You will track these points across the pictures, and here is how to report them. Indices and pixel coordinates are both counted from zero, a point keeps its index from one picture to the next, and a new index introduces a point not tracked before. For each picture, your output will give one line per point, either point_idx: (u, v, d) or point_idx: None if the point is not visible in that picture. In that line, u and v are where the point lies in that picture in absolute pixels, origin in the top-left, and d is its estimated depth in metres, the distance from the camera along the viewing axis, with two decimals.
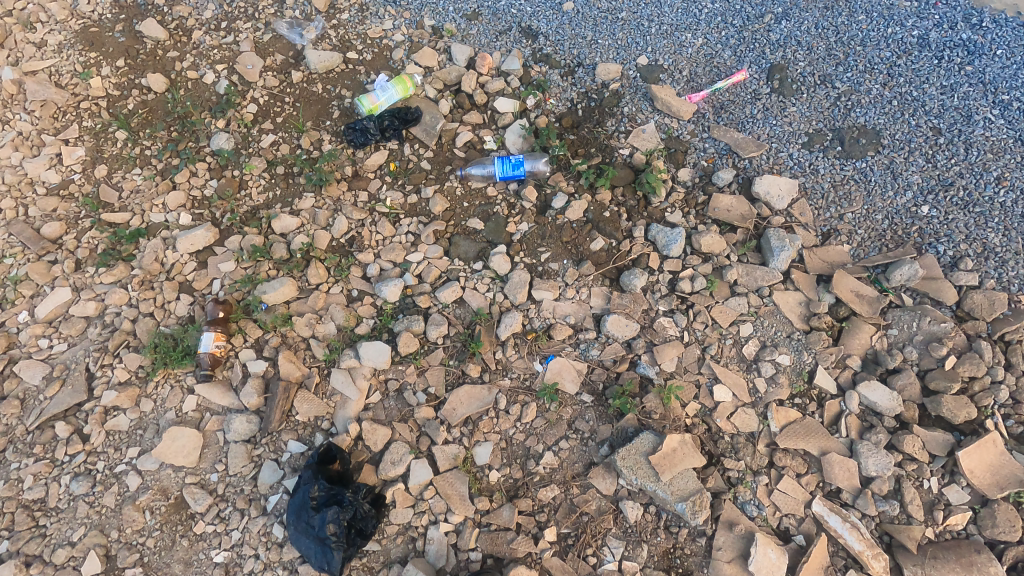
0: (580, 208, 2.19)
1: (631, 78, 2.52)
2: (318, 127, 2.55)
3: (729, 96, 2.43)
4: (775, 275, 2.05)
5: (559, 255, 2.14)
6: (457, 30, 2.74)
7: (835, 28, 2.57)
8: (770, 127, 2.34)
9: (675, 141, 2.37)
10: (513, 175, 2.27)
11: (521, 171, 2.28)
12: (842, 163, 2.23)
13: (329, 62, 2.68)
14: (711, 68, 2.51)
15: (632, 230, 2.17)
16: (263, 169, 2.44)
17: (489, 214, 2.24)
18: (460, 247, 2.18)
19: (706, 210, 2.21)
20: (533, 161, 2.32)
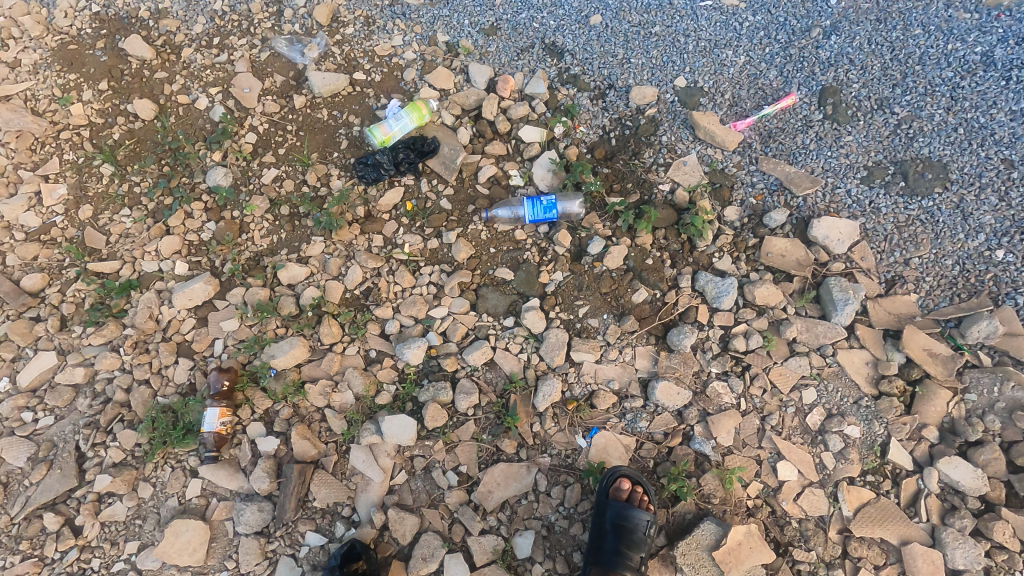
0: (619, 255, 1.99)
1: (669, 102, 2.30)
2: (324, 160, 2.32)
3: (778, 123, 2.22)
4: (838, 331, 1.86)
5: (598, 310, 1.94)
6: (474, 47, 2.50)
7: (890, 44, 2.35)
8: (825, 159, 2.13)
9: (720, 175, 2.16)
10: (544, 218, 2.06)
11: (553, 213, 2.06)
12: (906, 201, 2.04)
13: (334, 85, 2.44)
14: (756, 90, 2.30)
15: (678, 279, 1.97)
16: (265, 209, 2.22)
17: (518, 261, 2.03)
18: (488, 301, 1.98)
19: (757, 255, 2.01)
20: (566, 199, 2.09)
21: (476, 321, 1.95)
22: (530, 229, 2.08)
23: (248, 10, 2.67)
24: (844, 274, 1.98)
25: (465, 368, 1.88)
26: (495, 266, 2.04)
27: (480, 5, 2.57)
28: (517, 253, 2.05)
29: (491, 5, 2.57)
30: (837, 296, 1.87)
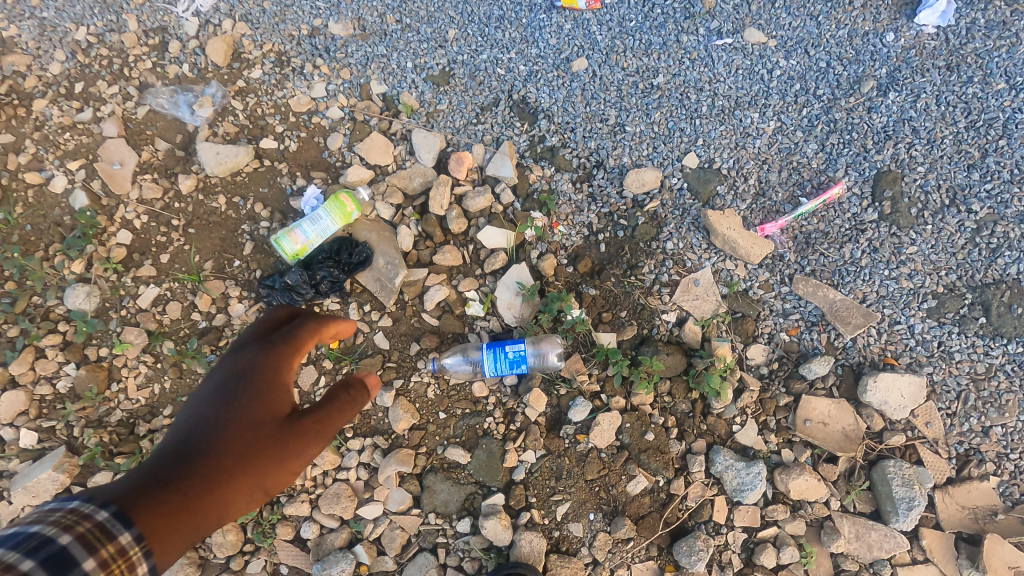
0: (611, 428, 1.51)
1: (676, 190, 1.73)
2: (221, 271, 1.75)
3: (819, 226, 1.67)
4: (898, 541, 1.44)
5: (582, 507, 1.48)
6: (419, 104, 1.88)
7: (967, 104, 1.75)
8: (881, 281, 1.60)
9: (742, 300, 1.64)
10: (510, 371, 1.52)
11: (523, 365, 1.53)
12: (986, 345, 1.55)
13: (233, 163, 1.83)
14: (789, 173, 1.73)
15: (688, 462, 1.50)
16: (141, 347, 1.69)
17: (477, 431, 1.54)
18: (437, 495, 1.50)
19: (791, 422, 1.53)
20: (541, 344, 1.56)
21: (421, 523, 1.50)
22: (493, 383, 1.56)
23: (120, 41, 1.92)
24: (903, 448, 1.51)
25: None
26: (445, 435, 1.54)
27: (426, 40, 1.90)
28: (473, 417, 1.54)
29: (441, 40, 1.90)
30: (900, 496, 1.43)
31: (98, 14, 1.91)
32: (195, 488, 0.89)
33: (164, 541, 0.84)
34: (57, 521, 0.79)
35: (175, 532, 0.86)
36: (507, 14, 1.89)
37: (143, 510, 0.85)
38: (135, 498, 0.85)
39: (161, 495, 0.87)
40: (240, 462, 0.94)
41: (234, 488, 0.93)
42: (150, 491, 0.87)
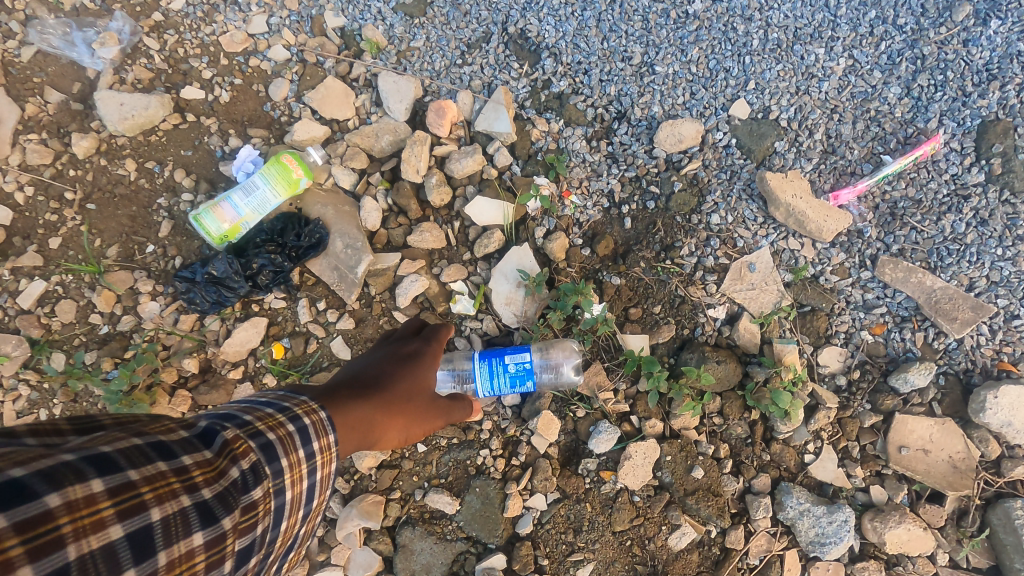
0: (647, 463, 1.14)
1: (721, 148, 1.34)
2: (128, 259, 1.34)
3: (907, 192, 1.29)
4: None
5: (609, 569, 1.13)
6: (387, 40, 1.46)
7: None
8: (992, 264, 1.23)
9: (811, 290, 1.26)
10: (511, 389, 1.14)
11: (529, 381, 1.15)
12: None
13: (144, 119, 1.40)
14: (867, 125, 1.34)
15: (748, 506, 1.13)
16: (24, 361, 1.28)
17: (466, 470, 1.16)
18: (416, 557, 1.13)
19: (881, 449, 1.17)
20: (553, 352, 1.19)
21: None
22: (490, 404, 1.18)
23: None
24: None
25: None
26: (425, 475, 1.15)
27: None
28: (462, 452, 1.16)
29: None
30: None
31: None
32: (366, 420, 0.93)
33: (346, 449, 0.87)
34: (257, 420, 0.73)
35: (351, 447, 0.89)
36: None
37: (343, 410, 0.91)
38: (342, 407, 0.91)
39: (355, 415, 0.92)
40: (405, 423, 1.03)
41: (388, 433, 1.00)
42: (349, 404, 0.93)
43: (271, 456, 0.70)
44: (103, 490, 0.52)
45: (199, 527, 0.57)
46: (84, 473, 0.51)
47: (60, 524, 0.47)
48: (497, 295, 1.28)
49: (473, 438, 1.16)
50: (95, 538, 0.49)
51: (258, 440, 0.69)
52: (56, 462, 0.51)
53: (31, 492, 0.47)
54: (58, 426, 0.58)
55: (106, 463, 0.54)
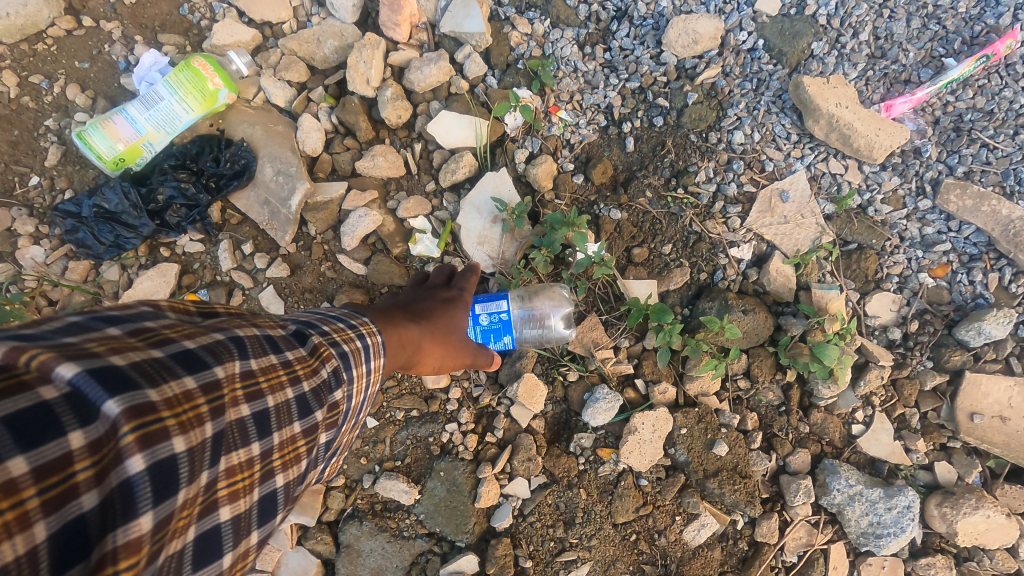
0: (656, 439, 0.90)
1: (747, 51, 1.07)
2: (5, 195, 1.06)
3: (976, 102, 1.04)
4: None
5: (609, 571, 0.90)
6: None
7: None
8: None
9: (858, 223, 1.01)
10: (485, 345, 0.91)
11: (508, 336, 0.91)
12: None
13: (26, 22, 1.09)
14: (924, 22, 1.07)
15: (783, 490, 0.90)
16: None
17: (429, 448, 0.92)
18: (365, 560, 0.89)
19: (945, 417, 0.94)
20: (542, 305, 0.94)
21: None
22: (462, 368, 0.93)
23: None
24: None
25: None
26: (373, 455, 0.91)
27: None
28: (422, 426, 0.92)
29: None
30: None
31: None
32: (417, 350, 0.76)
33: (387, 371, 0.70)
34: (332, 331, 0.63)
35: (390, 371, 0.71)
36: None
37: (392, 328, 0.73)
38: (394, 325, 0.74)
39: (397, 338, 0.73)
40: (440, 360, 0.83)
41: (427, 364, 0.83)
42: (397, 324, 0.75)
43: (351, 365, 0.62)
44: (198, 387, 0.46)
45: (293, 417, 0.54)
46: (174, 371, 0.45)
47: (162, 416, 0.42)
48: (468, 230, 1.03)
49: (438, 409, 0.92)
50: (197, 435, 0.44)
51: (337, 347, 0.61)
52: (147, 358, 0.45)
53: (126, 383, 0.41)
54: (185, 307, 0.57)
55: (193, 360, 0.47)
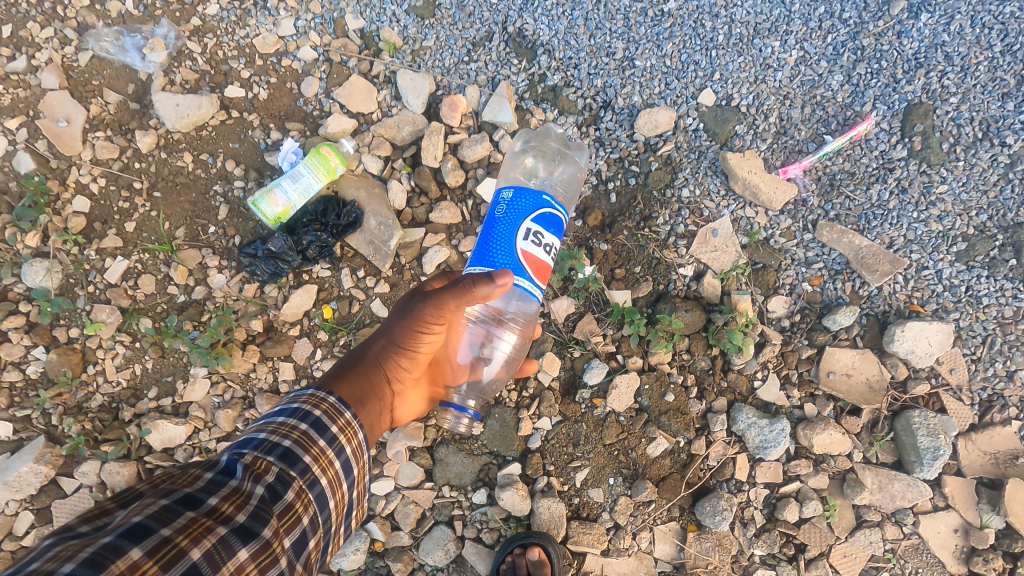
0: (629, 391, 1.44)
1: (690, 131, 1.59)
2: (195, 239, 1.59)
3: (844, 165, 1.56)
4: (921, 490, 1.40)
5: (601, 472, 1.43)
6: (402, 41, 1.68)
7: (1003, 25, 1.61)
8: (909, 225, 1.52)
9: (763, 250, 1.54)
10: (509, 236, 1.12)
11: (518, 218, 1.13)
12: (1015, 289, 1.48)
13: (197, 116, 1.63)
14: (813, 109, 1.60)
15: (709, 421, 1.44)
16: (117, 326, 1.55)
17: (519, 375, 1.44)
18: (450, 467, 1.43)
19: (814, 375, 1.47)
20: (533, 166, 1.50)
21: (435, 497, 1.44)
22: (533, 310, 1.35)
23: None
24: (928, 397, 1.46)
25: (424, 566, 1.45)
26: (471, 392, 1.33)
27: None
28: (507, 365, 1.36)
29: None
30: (925, 446, 1.39)
31: None
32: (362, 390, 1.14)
33: (367, 414, 1.11)
34: (274, 436, 0.94)
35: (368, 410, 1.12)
36: None
37: (347, 383, 1.13)
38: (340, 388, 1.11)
39: (357, 384, 1.14)
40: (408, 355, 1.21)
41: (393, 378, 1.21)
42: (343, 387, 1.12)
43: (292, 461, 0.91)
44: (142, 554, 0.67)
45: (232, 550, 0.75)
46: (120, 551, 0.66)
47: None
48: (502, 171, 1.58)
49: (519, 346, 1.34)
50: None
51: (279, 449, 0.92)
52: (98, 551, 0.65)
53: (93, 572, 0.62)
54: (105, 507, 0.73)
55: (135, 537, 0.68)
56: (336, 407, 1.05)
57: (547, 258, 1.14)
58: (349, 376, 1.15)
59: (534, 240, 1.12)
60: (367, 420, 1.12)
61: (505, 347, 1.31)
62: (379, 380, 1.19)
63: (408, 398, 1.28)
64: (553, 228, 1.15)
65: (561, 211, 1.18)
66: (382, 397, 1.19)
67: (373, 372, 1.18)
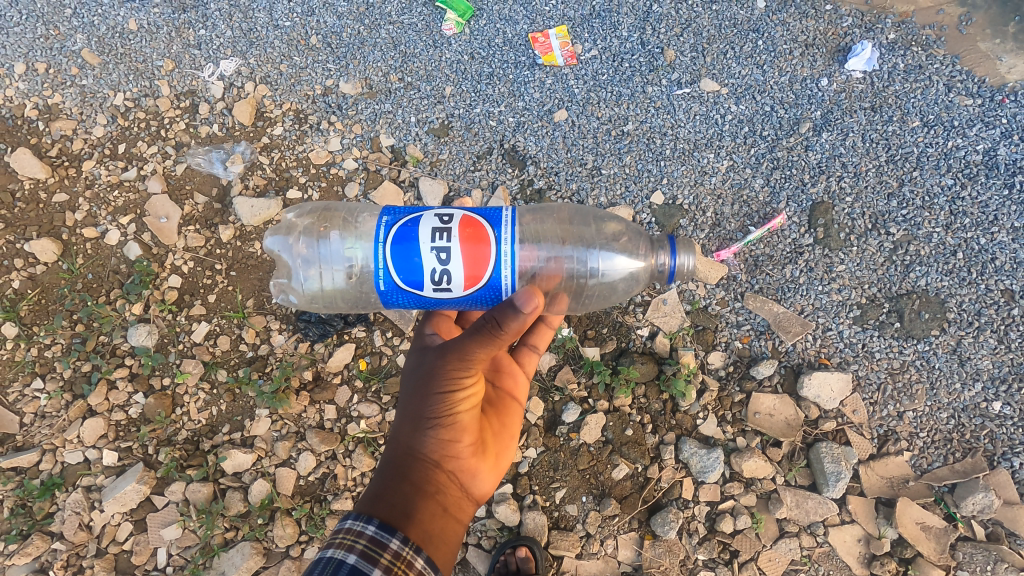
0: (597, 426, 1.84)
1: (644, 224, 2.07)
2: (261, 307, 2.05)
3: (765, 249, 2.01)
4: (829, 506, 1.78)
5: (575, 491, 1.82)
6: (423, 154, 2.18)
7: (886, 141, 2.10)
8: (816, 296, 1.95)
9: (703, 315, 1.96)
10: (436, 299, 1.32)
11: (419, 296, 1.32)
12: (900, 345, 1.90)
13: (266, 214, 2.12)
14: (740, 206, 2.05)
15: (660, 451, 1.84)
16: (200, 376, 2.00)
17: (621, 218, 1.57)
18: None
19: (744, 414, 1.87)
20: (311, 249, 1.52)
21: None
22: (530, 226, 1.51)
23: (156, 105, 2.26)
24: (835, 432, 1.86)
25: None
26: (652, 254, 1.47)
27: (427, 97, 2.22)
28: (616, 237, 1.51)
29: (440, 96, 2.22)
30: (830, 470, 1.78)
31: (133, 81, 2.27)
32: (404, 495, 1.22)
33: (416, 522, 1.20)
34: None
35: (418, 510, 1.22)
36: (495, 71, 2.25)
37: (392, 495, 1.22)
38: (384, 504, 1.21)
39: (400, 490, 1.23)
40: (444, 426, 1.28)
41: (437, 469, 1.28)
42: (386, 500, 1.22)
43: None
44: None
45: None
46: None
47: None
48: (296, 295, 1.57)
49: (596, 236, 1.51)
50: None
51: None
52: None
53: None
54: None
55: None
56: (374, 537, 1.14)
57: (452, 262, 1.27)
58: (387, 488, 1.24)
59: (442, 277, 1.28)
60: (421, 523, 1.21)
61: (592, 251, 1.48)
62: (426, 469, 1.27)
63: (472, 469, 1.34)
64: (413, 264, 1.28)
65: (390, 262, 1.28)
66: (436, 486, 1.26)
67: (416, 462, 1.26)
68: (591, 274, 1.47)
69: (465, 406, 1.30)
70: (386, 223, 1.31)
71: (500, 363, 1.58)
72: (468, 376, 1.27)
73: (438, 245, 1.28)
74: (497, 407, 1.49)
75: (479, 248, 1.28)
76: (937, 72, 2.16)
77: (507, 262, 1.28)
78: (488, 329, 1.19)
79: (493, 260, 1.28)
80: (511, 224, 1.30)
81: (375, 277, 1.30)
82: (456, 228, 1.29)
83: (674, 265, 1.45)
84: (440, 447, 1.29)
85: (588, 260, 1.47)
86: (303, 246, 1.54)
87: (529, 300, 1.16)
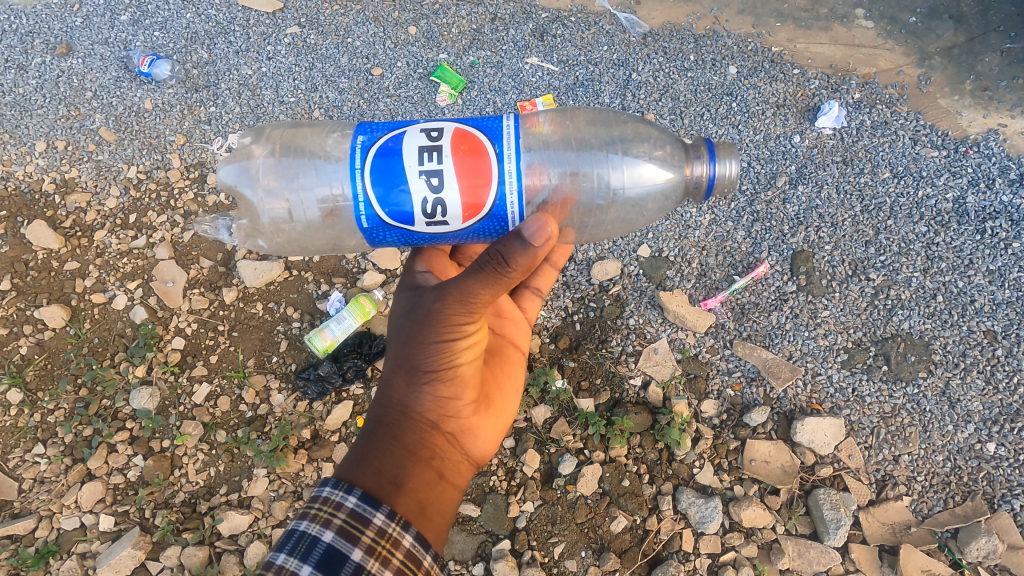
0: (594, 478, 1.83)
1: (633, 276, 2.10)
2: (262, 366, 2.11)
3: (750, 297, 2.07)
4: (832, 555, 1.75)
5: (575, 546, 1.80)
6: None
7: (860, 192, 2.20)
8: (803, 341, 2.00)
9: (693, 363, 2.00)
10: (433, 234, 1.23)
11: (413, 232, 1.22)
12: (890, 389, 1.93)
13: (267, 275, 2.19)
14: (724, 257, 2.12)
15: (658, 502, 1.83)
16: (199, 437, 2.01)
17: (648, 121, 1.38)
18: (456, 545, 1.82)
19: (741, 462, 1.87)
20: (278, 179, 1.35)
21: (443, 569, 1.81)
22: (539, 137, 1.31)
23: (166, 177, 2.39)
24: (833, 478, 1.86)
25: None
26: (687, 163, 1.31)
27: None
28: (641, 143, 1.33)
29: None
30: (829, 518, 1.76)
31: (147, 155, 2.42)
32: (393, 458, 1.16)
33: (406, 491, 1.13)
34: (290, 554, 1.00)
35: (408, 478, 1.14)
36: None
37: (380, 459, 1.15)
38: (370, 468, 1.13)
39: (390, 454, 1.16)
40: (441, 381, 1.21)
41: (431, 427, 1.22)
42: (373, 464, 1.14)
43: None
44: None
45: None
46: None
47: None
48: (255, 234, 1.39)
49: (618, 143, 1.33)
50: None
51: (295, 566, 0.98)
52: None
53: None
54: None
55: None
56: (354, 510, 1.05)
57: (446, 188, 1.16)
58: (374, 451, 1.17)
59: (436, 206, 1.17)
60: (411, 494, 1.13)
61: (613, 162, 1.30)
62: (420, 427, 1.21)
63: (470, 428, 1.30)
64: (400, 196, 1.17)
65: (374, 193, 1.17)
66: (428, 448, 1.21)
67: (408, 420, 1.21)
68: (615, 189, 1.30)
69: (464, 358, 1.23)
70: (363, 144, 1.19)
71: (503, 309, 1.60)
72: (469, 325, 1.18)
73: (427, 168, 1.16)
74: (499, 355, 1.50)
75: (476, 166, 1.16)
76: (902, 126, 2.29)
77: (511, 180, 1.17)
78: (494, 266, 1.07)
79: (491, 182, 1.17)
80: (513, 137, 1.19)
81: (357, 213, 1.19)
82: (448, 145, 1.17)
83: (713, 174, 1.29)
84: (437, 404, 1.23)
85: (610, 176, 1.30)
86: (268, 178, 1.35)
87: (541, 231, 1.05)
